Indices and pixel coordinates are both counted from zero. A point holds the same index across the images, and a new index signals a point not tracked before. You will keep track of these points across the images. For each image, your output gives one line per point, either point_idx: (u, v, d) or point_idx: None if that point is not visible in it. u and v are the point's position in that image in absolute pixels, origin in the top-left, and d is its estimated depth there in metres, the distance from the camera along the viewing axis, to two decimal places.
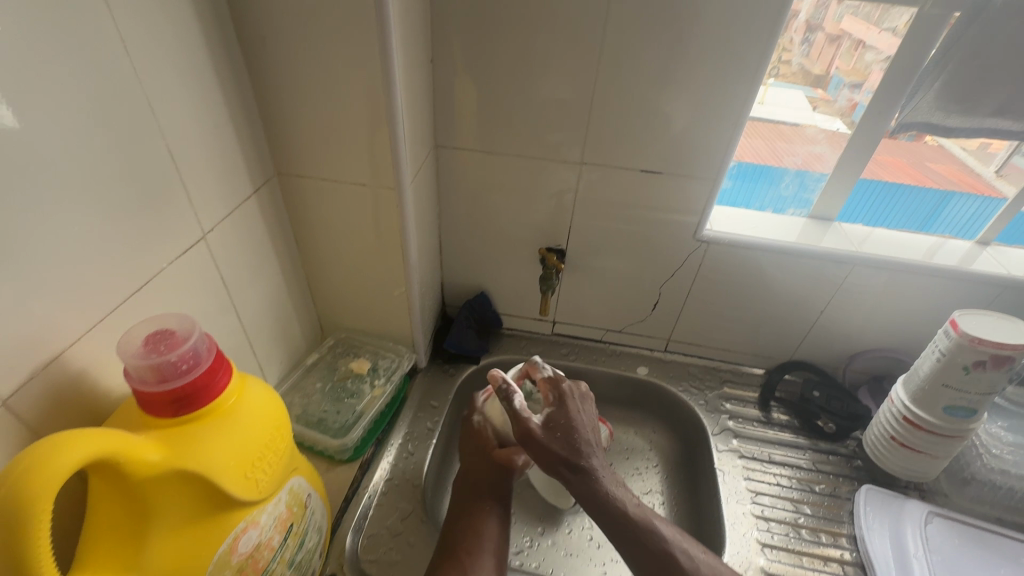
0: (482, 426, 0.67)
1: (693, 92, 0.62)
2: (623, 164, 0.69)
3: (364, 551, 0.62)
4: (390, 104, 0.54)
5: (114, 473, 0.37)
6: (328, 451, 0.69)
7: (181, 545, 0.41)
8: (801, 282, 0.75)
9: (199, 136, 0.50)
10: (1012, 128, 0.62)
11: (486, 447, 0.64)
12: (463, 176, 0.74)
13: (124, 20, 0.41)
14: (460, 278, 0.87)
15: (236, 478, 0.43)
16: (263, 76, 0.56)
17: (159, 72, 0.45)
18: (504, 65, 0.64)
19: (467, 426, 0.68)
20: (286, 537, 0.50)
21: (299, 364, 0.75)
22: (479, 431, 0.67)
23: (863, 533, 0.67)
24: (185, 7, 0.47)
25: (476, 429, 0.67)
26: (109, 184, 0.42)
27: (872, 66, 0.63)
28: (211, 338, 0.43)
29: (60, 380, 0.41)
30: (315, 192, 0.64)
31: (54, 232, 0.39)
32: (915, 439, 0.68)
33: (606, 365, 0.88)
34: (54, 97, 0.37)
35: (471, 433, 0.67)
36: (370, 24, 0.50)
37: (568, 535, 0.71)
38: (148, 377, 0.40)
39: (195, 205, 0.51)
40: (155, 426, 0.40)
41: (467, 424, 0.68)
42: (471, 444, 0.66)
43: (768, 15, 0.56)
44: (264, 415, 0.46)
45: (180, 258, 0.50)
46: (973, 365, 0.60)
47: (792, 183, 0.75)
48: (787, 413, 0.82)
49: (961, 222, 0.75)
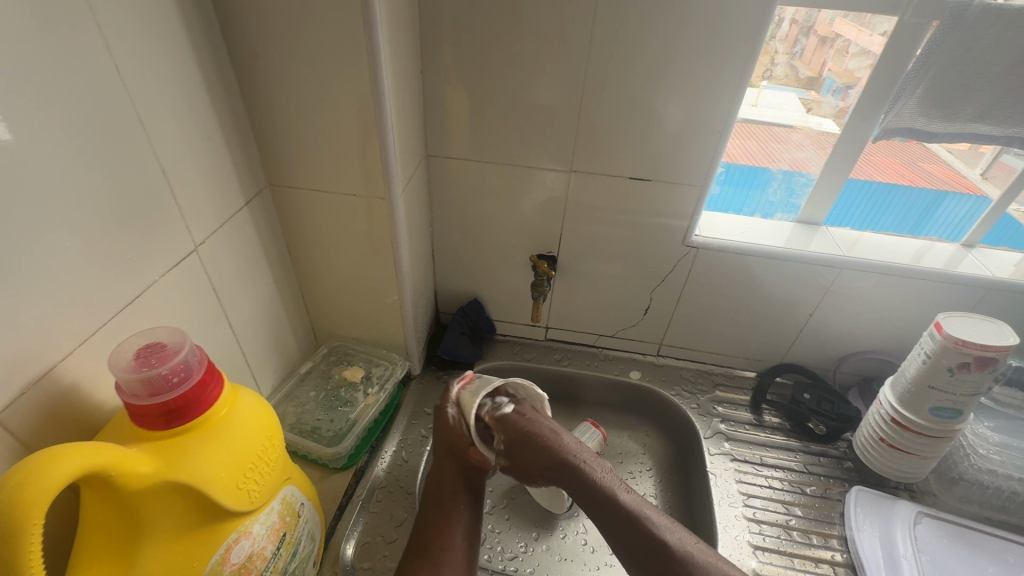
0: (457, 421, 0.63)
1: (680, 99, 0.63)
2: (612, 172, 0.70)
3: (357, 559, 0.62)
4: (380, 115, 0.55)
5: (106, 487, 0.37)
6: (322, 459, 0.69)
7: (173, 556, 0.42)
8: (791, 285, 0.76)
9: (189, 150, 0.51)
10: (993, 133, 0.63)
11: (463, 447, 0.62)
12: (455, 184, 0.75)
13: (113, 36, 0.42)
14: (454, 285, 0.87)
15: (229, 489, 0.43)
16: (253, 89, 0.56)
17: (149, 89, 0.46)
18: (492, 74, 0.65)
19: (441, 418, 0.64)
20: (279, 546, 0.51)
21: (293, 373, 0.76)
22: (454, 427, 0.63)
23: (854, 534, 0.68)
24: (174, 24, 0.47)
25: (451, 424, 0.63)
26: (100, 199, 0.43)
27: (860, 70, 0.64)
28: (202, 350, 0.44)
29: (53, 394, 0.41)
30: (306, 202, 0.65)
31: (46, 247, 0.39)
32: (904, 440, 0.68)
33: (599, 369, 0.89)
34: (45, 114, 0.38)
35: (446, 427, 0.63)
36: (358, 35, 0.51)
37: (562, 540, 0.71)
38: (139, 391, 0.40)
39: (186, 218, 0.52)
40: (147, 439, 0.41)
41: (441, 416, 0.64)
42: (445, 441, 0.63)
43: (751, 22, 0.57)
44: (257, 425, 0.46)
45: (172, 271, 0.51)
46: (957, 368, 0.61)
47: (779, 188, 0.76)
48: (778, 416, 0.83)
49: (952, 223, 0.76)
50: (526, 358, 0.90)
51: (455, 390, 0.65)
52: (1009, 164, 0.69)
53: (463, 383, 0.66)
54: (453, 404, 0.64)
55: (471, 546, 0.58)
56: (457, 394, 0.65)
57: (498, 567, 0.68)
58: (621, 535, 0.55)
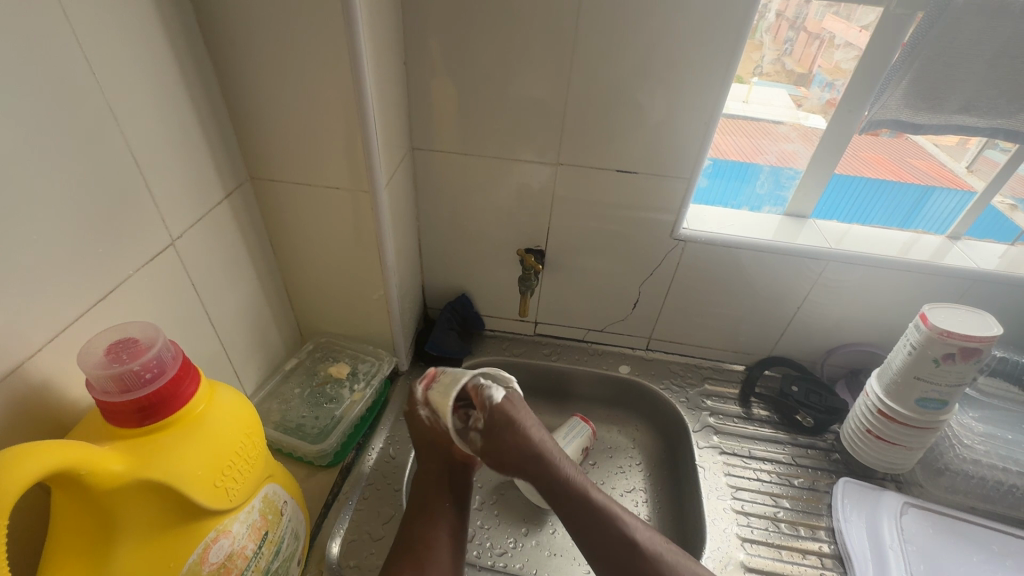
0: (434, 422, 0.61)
1: (668, 90, 0.62)
2: (600, 165, 0.70)
3: (342, 557, 0.62)
4: (362, 106, 0.54)
5: (76, 486, 0.37)
6: (307, 457, 0.68)
7: (149, 556, 0.41)
8: (780, 278, 0.76)
9: (164, 141, 0.50)
10: (978, 125, 0.63)
11: (444, 443, 0.61)
12: (441, 178, 0.74)
13: (82, 25, 0.40)
14: (442, 280, 0.87)
15: (206, 488, 0.42)
16: (233, 79, 0.55)
17: (121, 80, 0.44)
18: (477, 66, 0.64)
19: (416, 420, 0.62)
20: (260, 544, 0.50)
21: (278, 369, 0.75)
22: (431, 428, 0.61)
23: (841, 525, 0.68)
24: (148, 13, 0.46)
25: (428, 425, 0.61)
26: (72, 193, 0.42)
27: (847, 62, 0.64)
28: (177, 346, 0.43)
29: (21, 392, 0.40)
30: (289, 196, 0.64)
31: (13, 240, 0.38)
32: (890, 431, 0.69)
33: (589, 364, 0.88)
34: (11, 104, 0.36)
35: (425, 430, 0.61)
36: (338, 24, 0.49)
37: (552, 535, 0.71)
38: (110, 387, 0.39)
39: (162, 211, 0.51)
40: (119, 437, 0.40)
41: (415, 418, 0.62)
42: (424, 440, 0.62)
43: (739, 11, 0.56)
44: (235, 422, 0.46)
45: (147, 266, 0.50)
46: (942, 358, 0.61)
47: (767, 181, 0.76)
48: (767, 408, 0.83)
49: (939, 217, 0.76)
50: (516, 353, 0.90)
51: (421, 391, 0.62)
52: (993, 158, 0.69)
53: (428, 381, 0.63)
54: (422, 404, 0.61)
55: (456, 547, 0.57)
56: (423, 394, 0.62)
57: (487, 563, 0.68)
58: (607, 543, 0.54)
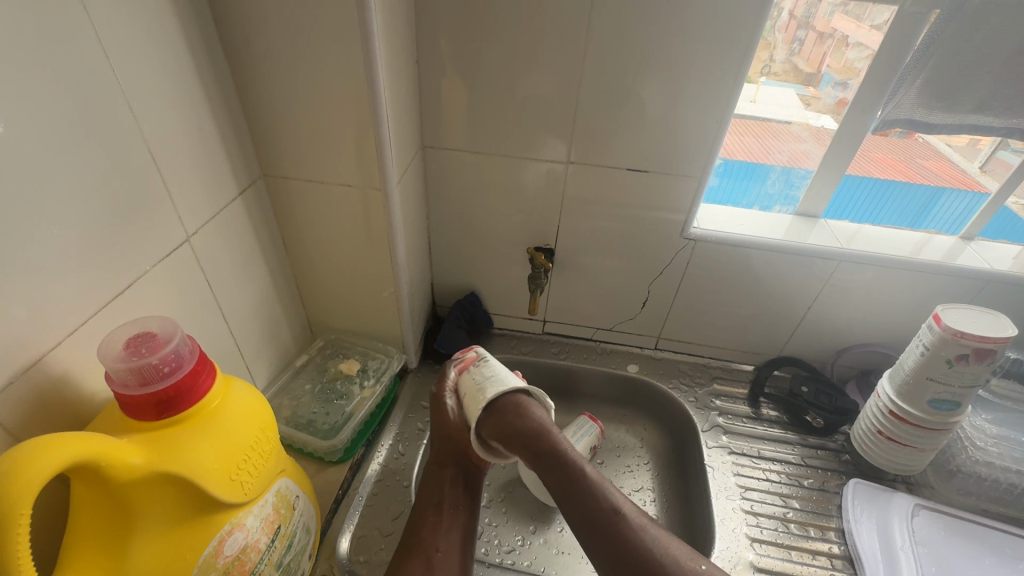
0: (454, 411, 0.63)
1: (680, 89, 0.62)
2: (611, 164, 0.70)
3: (353, 553, 0.62)
4: (374, 105, 0.54)
5: (96, 477, 0.37)
6: (318, 453, 0.69)
7: (166, 548, 0.41)
8: (791, 278, 0.76)
9: (181, 138, 0.50)
10: (993, 124, 0.62)
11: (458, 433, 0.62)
12: (451, 176, 0.74)
13: (104, 25, 0.41)
14: (451, 278, 0.87)
15: (221, 481, 0.43)
16: (247, 77, 0.55)
17: (140, 80, 0.45)
18: (489, 64, 0.64)
19: (438, 408, 0.64)
20: (273, 538, 0.50)
21: (289, 366, 0.75)
22: (449, 417, 0.62)
23: (851, 526, 0.68)
24: (166, 13, 0.47)
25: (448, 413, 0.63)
26: (92, 189, 0.42)
27: (859, 62, 0.63)
28: (193, 340, 0.44)
29: (42, 384, 0.41)
30: (301, 193, 0.64)
31: (35, 236, 0.39)
32: (902, 433, 0.68)
33: (597, 362, 0.89)
34: (34, 103, 0.37)
35: (444, 418, 0.63)
36: (353, 22, 0.50)
37: (560, 534, 0.71)
38: (129, 380, 0.40)
39: (178, 208, 0.51)
40: (138, 429, 0.40)
41: (438, 404, 0.64)
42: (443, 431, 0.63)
43: (752, 12, 0.56)
44: (250, 416, 0.46)
45: (164, 261, 0.50)
46: (955, 359, 0.61)
47: (778, 180, 0.76)
48: (776, 409, 0.83)
49: (951, 217, 0.75)
50: (524, 351, 0.90)
51: (453, 377, 0.65)
52: (1005, 160, 0.69)
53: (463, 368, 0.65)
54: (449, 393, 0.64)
55: (459, 544, 0.57)
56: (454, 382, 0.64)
57: (495, 560, 0.68)
58: (593, 536, 0.52)
